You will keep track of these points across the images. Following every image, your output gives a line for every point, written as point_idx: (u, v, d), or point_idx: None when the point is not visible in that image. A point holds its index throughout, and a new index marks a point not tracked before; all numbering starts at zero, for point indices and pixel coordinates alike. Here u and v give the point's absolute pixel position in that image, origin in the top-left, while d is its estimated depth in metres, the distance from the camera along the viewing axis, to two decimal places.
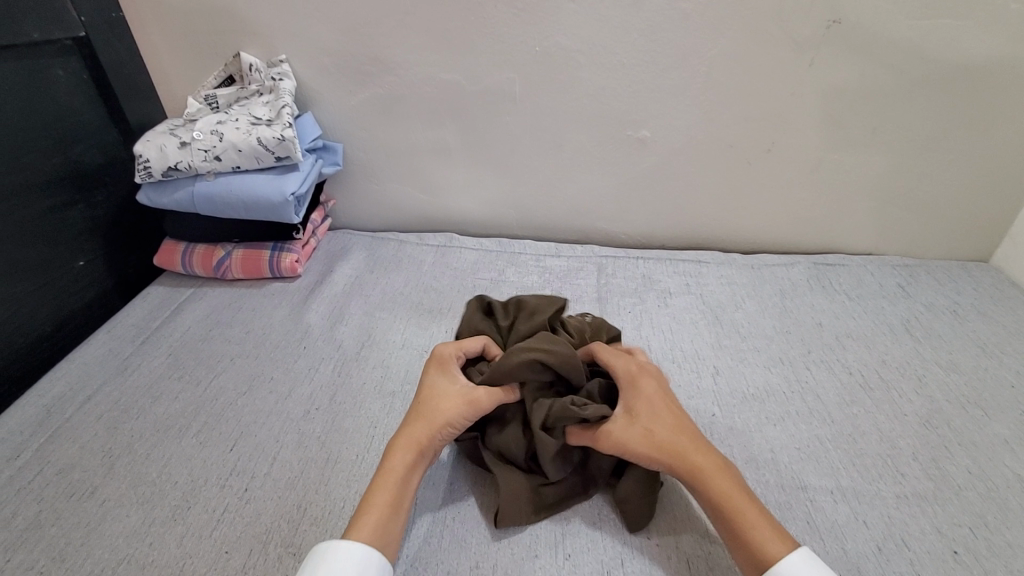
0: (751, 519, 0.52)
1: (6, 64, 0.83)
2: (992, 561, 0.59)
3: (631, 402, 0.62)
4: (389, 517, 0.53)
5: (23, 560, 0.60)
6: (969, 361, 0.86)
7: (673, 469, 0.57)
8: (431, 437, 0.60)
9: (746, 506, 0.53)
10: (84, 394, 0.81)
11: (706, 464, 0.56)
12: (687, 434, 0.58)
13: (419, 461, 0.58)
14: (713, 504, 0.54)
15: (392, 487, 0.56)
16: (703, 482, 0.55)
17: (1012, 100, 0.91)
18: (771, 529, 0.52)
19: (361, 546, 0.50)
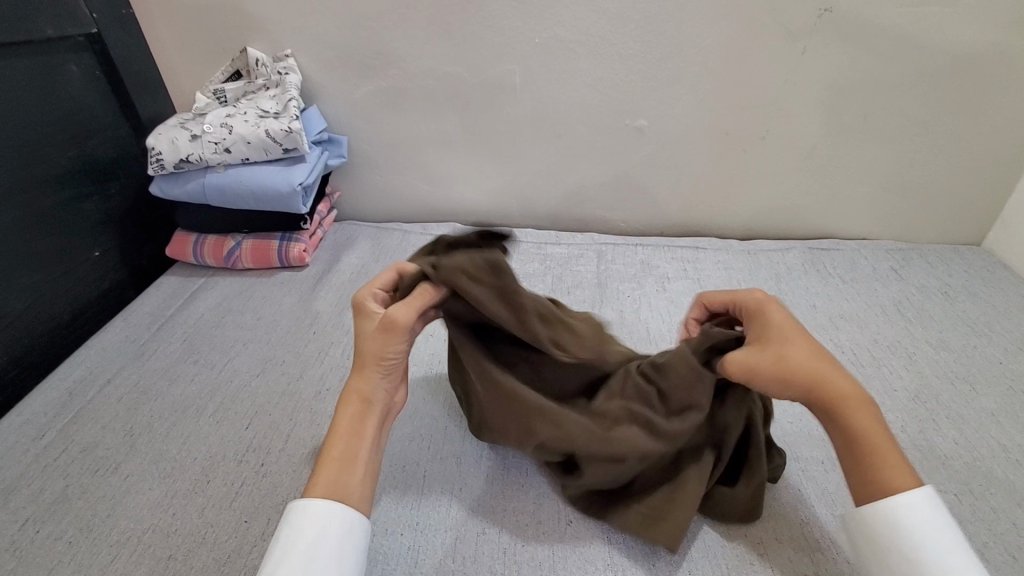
0: (886, 456, 0.48)
1: (21, 60, 0.86)
2: (976, 525, 0.62)
3: (760, 331, 0.52)
4: (338, 471, 0.51)
5: (53, 530, 0.63)
6: (959, 339, 0.88)
7: (806, 400, 0.51)
8: (373, 386, 0.55)
9: (885, 443, 0.49)
10: (104, 378, 0.84)
11: (848, 398, 0.49)
12: (827, 361, 0.50)
13: (367, 412, 0.55)
14: (846, 442, 0.50)
15: (345, 444, 0.53)
16: (842, 417, 0.49)
17: (1000, 85, 0.94)
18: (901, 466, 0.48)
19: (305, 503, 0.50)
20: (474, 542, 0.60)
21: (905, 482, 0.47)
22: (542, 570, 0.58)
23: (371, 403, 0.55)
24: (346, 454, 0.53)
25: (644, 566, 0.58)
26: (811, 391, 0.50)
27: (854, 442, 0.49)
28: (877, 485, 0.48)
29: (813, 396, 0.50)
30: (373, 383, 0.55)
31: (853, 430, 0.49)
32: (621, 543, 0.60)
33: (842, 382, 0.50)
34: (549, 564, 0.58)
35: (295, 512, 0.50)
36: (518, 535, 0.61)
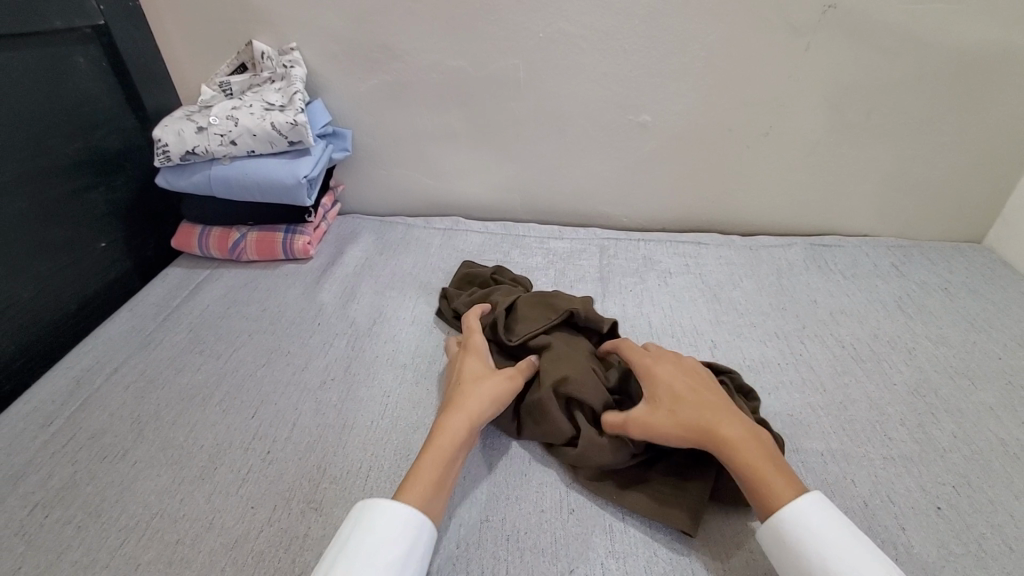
0: (774, 484, 0.54)
1: (28, 50, 0.86)
2: (974, 516, 0.63)
3: (652, 389, 0.64)
4: (433, 477, 0.56)
5: (62, 515, 0.64)
6: (958, 335, 0.89)
7: (700, 444, 0.59)
8: (480, 405, 0.64)
9: (771, 471, 0.55)
10: (111, 367, 0.85)
11: (730, 436, 0.57)
12: (709, 408, 0.60)
13: (468, 429, 0.61)
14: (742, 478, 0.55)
15: (444, 453, 0.58)
16: (730, 453, 0.56)
17: (1001, 82, 0.94)
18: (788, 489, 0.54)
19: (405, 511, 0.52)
20: (477, 528, 0.61)
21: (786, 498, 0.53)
22: (544, 556, 0.58)
23: (476, 422, 0.62)
24: (438, 467, 0.57)
25: (645, 553, 0.59)
26: (697, 431, 0.58)
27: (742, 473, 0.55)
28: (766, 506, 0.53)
29: (696, 437, 0.58)
30: (481, 404, 0.63)
31: (736, 464, 0.56)
32: (622, 531, 0.61)
33: (724, 421, 0.58)
34: (552, 551, 0.59)
35: (372, 517, 0.52)
36: (521, 522, 0.62)
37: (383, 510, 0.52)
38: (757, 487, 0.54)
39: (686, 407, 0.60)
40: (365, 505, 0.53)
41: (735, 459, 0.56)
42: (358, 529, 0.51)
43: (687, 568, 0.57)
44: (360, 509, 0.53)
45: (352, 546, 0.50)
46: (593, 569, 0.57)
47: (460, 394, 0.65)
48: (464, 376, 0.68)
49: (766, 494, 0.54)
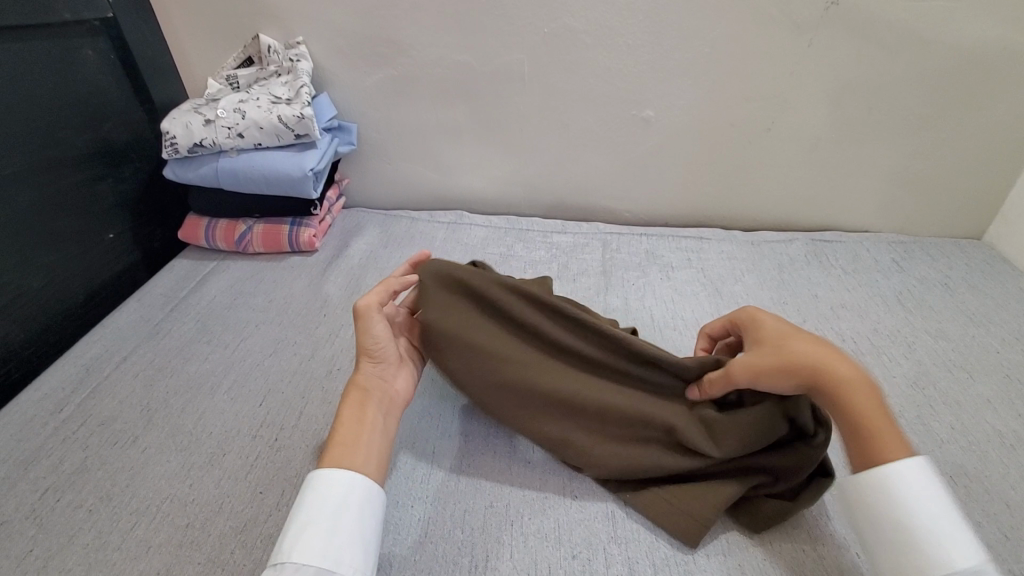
0: (882, 433, 0.52)
1: (38, 43, 0.87)
2: (970, 505, 0.64)
3: (757, 335, 0.61)
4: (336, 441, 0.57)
5: (74, 499, 0.65)
6: (957, 329, 0.90)
7: (812, 386, 0.55)
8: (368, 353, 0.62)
9: (885, 426, 0.53)
10: (120, 356, 0.86)
11: (849, 379, 0.54)
12: (828, 349, 0.56)
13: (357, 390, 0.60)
14: (851, 425, 0.53)
15: (351, 415, 0.59)
16: (844, 397, 0.53)
17: (1003, 80, 0.95)
18: (896, 439, 0.52)
19: (328, 478, 0.53)
20: (482, 514, 0.62)
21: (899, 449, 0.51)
22: (548, 540, 0.60)
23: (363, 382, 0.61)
24: (349, 431, 0.58)
25: (646, 539, 0.60)
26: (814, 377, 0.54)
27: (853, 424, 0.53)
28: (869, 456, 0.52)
29: (811, 377, 0.55)
30: (367, 366, 0.62)
31: (847, 407, 0.53)
32: (624, 517, 0.62)
33: (842, 363, 0.55)
34: (555, 535, 0.60)
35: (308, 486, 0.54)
36: (524, 508, 0.63)
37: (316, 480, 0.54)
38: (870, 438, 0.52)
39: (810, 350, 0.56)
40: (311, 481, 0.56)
41: (851, 402, 0.53)
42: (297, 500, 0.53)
43: (688, 554, 0.58)
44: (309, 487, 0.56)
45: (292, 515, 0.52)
46: (596, 554, 0.58)
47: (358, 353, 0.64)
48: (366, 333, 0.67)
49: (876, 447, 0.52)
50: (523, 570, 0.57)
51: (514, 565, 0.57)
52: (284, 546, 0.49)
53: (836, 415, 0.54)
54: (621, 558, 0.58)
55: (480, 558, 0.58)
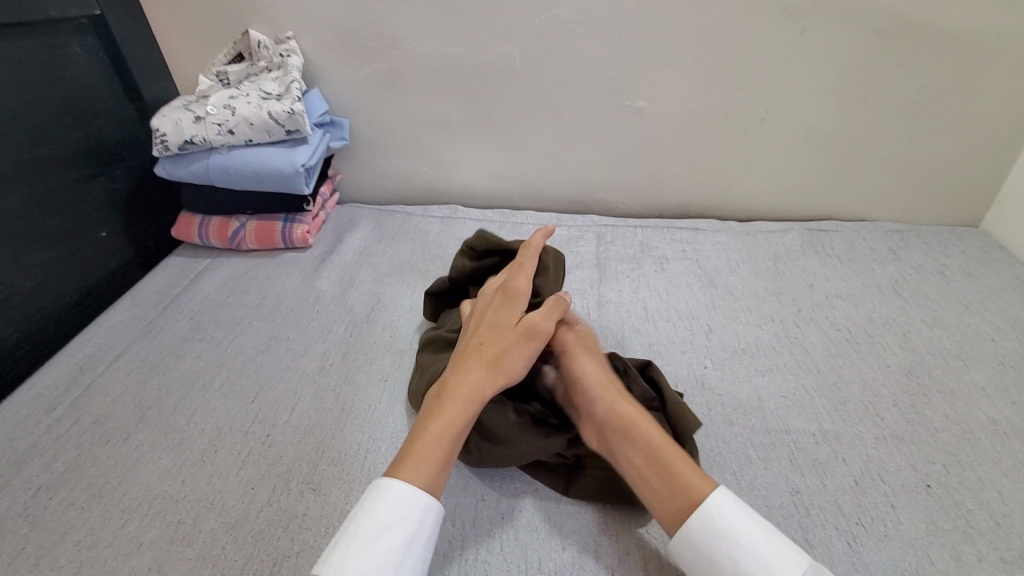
0: (675, 465, 0.54)
1: (25, 41, 0.87)
2: (964, 493, 0.64)
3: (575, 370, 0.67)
4: (444, 454, 0.55)
5: (66, 496, 0.66)
6: (953, 318, 0.89)
7: (609, 417, 0.60)
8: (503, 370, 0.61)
9: (681, 459, 0.55)
10: (113, 354, 0.86)
11: (637, 416, 0.59)
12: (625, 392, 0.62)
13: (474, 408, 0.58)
14: (642, 454, 0.56)
15: (455, 430, 0.57)
16: (637, 430, 0.58)
17: (999, 65, 0.94)
18: (692, 469, 0.54)
19: (405, 503, 0.51)
20: (473, 507, 0.62)
21: (691, 476, 0.53)
22: (538, 533, 0.60)
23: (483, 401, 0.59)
24: (448, 446, 0.56)
25: (635, 531, 0.60)
26: (613, 404, 0.60)
27: (649, 450, 0.56)
28: (662, 481, 0.54)
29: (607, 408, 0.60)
30: (496, 381, 0.60)
31: (640, 438, 0.57)
32: (615, 509, 0.62)
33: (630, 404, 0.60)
34: (544, 528, 0.60)
35: (415, 515, 0.51)
36: (515, 501, 0.63)
37: (381, 496, 0.51)
38: (664, 465, 0.55)
39: (606, 378, 0.64)
40: (400, 491, 0.51)
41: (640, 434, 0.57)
42: (399, 527, 0.50)
43: None
44: (386, 498, 0.51)
45: (396, 548, 0.49)
46: (586, 546, 0.58)
47: (479, 354, 0.62)
48: (499, 332, 0.64)
49: (671, 474, 0.54)
50: (513, 564, 0.57)
51: (504, 558, 0.57)
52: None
53: (627, 446, 0.58)
54: (611, 550, 0.58)
55: (470, 551, 0.58)
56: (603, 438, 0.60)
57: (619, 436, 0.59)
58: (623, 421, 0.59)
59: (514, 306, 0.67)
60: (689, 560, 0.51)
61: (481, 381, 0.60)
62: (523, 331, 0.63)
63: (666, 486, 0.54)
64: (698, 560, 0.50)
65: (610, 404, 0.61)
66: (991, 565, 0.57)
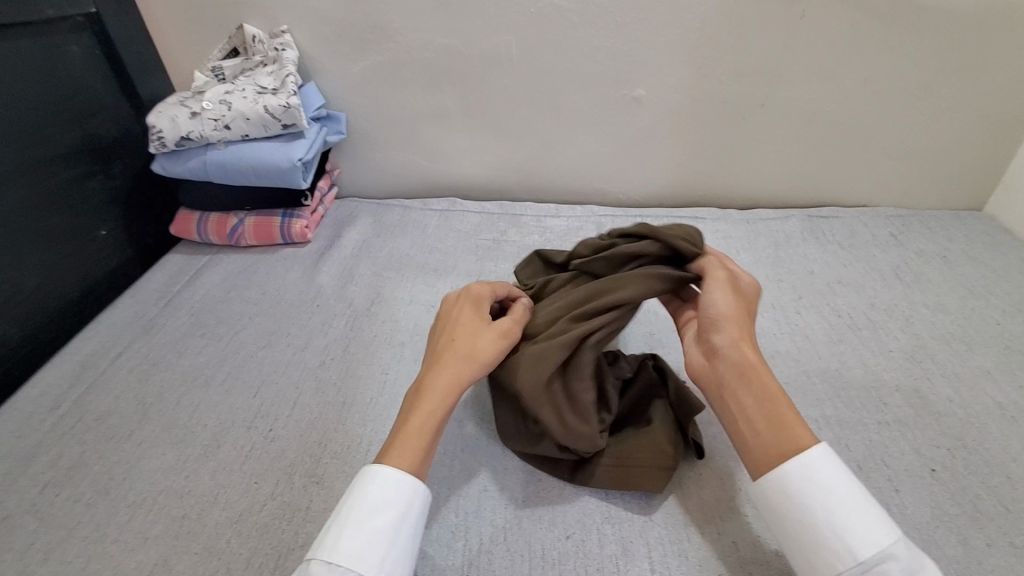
0: (787, 417, 0.52)
1: (22, 40, 0.87)
2: (968, 477, 0.63)
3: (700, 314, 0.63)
4: (424, 444, 0.53)
5: (71, 493, 0.66)
6: (957, 302, 0.89)
7: (735, 355, 0.56)
8: (479, 359, 0.58)
9: (792, 413, 0.53)
10: (115, 351, 0.86)
11: (764, 365, 0.55)
12: (755, 338, 0.58)
13: (452, 399, 0.56)
14: (758, 398, 0.53)
15: (432, 419, 0.55)
16: (757, 375, 0.54)
17: (1004, 44, 0.93)
18: (799, 424, 0.52)
19: (394, 488, 0.51)
20: (477, 498, 0.62)
21: (800, 429, 0.51)
22: (542, 522, 0.60)
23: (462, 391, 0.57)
24: (425, 434, 0.54)
25: (640, 518, 0.60)
26: (740, 344, 0.57)
27: (765, 396, 0.53)
28: (766, 425, 0.52)
29: (735, 347, 0.56)
30: (469, 370, 0.57)
31: (761, 382, 0.54)
32: (619, 498, 0.62)
33: (757, 350, 0.57)
34: (549, 517, 0.60)
35: (405, 497, 0.51)
36: (518, 491, 0.63)
37: (369, 477, 0.51)
38: (776, 415, 0.52)
39: (739, 321, 0.59)
40: (389, 476, 0.51)
41: (763, 378, 0.54)
42: (389, 508, 0.50)
43: (683, 531, 0.58)
44: (375, 481, 0.51)
45: (386, 529, 0.49)
46: (590, 535, 0.58)
47: (453, 348, 0.59)
48: (467, 326, 0.61)
49: (783, 424, 0.52)
50: (517, 552, 0.57)
51: (509, 547, 0.57)
52: (388, 566, 0.48)
53: (738, 386, 0.55)
54: (616, 539, 0.58)
55: (474, 542, 0.58)
56: (712, 370, 0.58)
57: (733, 374, 0.55)
58: (742, 367, 0.55)
59: (479, 306, 0.63)
60: (776, 505, 0.50)
61: (456, 370, 0.57)
62: (499, 333, 0.60)
63: (771, 431, 0.52)
64: (787, 505, 0.49)
65: (737, 342, 0.57)
66: (998, 549, 0.57)
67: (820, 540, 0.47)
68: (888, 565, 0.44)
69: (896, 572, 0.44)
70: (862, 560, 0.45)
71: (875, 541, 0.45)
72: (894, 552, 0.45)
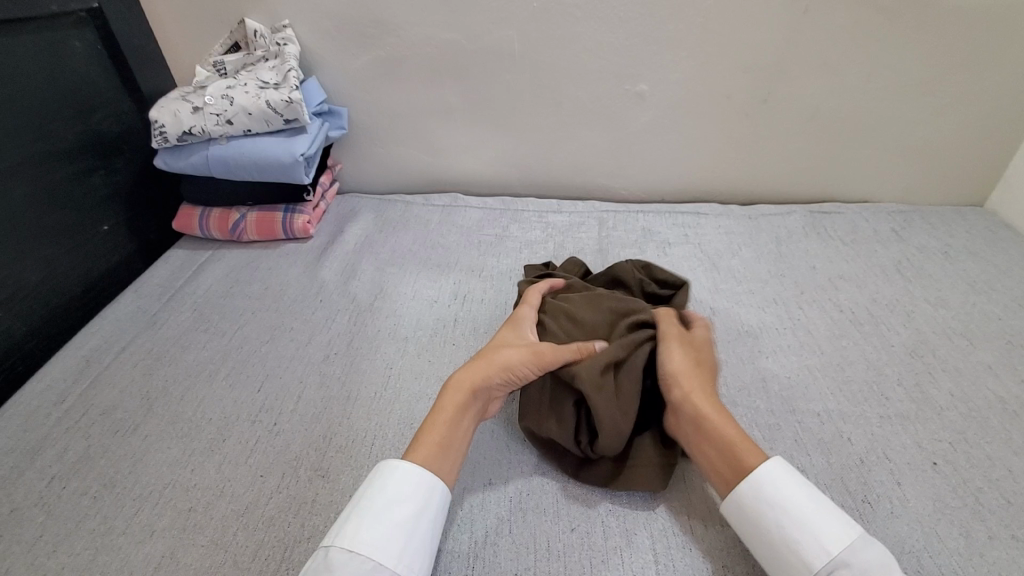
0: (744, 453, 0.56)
1: (24, 34, 0.87)
2: (970, 471, 0.64)
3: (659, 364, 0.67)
4: (434, 436, 0.57)
5: (77, 487, 0.66)
6: (958, 297, 0.89)
7: (687, 411, 0.60)
8: (506, 364, 0.62)
9: (746, 445, 0.56)
10: (119, 346, 0.86)
11: (714, 411, 0.59)
12: (705, 384, 0.62)
13: (464, 397, 0.60)
14: (715, 447, 0.57)
15: (447, 415, 0.58)
16: (709, 425, 0.58)
17: (1008, 39, 0.93)
18: (755, 450, 0.56)
19: (411, 481, 0.53)
20: (482, 491, 0.63)
21: (752, 460, 0.55)
22: (547, 515, 0.60)
23: (476, 391, 0.60)
24: (439, 428, 0.57)
25: (645, 511, 0.60)
26: (691, 394, 0.61)
27: (720, 442, 0.57)
28: (732, 475, 0.55)
29: (685, 402, 0.60)
30: (483, 372, 0.61)
31: (714, 431, 0.58)
32: (623, 491, 0.62)
33: (704, 398, 0.60)
34: (554, 510, 0.61)
35: (422, 491, 0.53)
36: (523, 485, 0.63)
37: (386, 473, 0.54)
38: (732, 455, 0.56)
39: (688, 369, 0.63)
40: (406, 471, 0.53)
41: (713, 426, 0.58)
42: (406, 501, 0.52)
43: (686, 524, 0.59)
44: (393, 476, 0.53)
45: (404, 520, 0.51)
46: (594, 527, 0.59)
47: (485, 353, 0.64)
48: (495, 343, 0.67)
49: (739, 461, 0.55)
50: (522, 545, 0.57)
51: (514, 540, 0.58)
52: (406, 557, 0.50)
53: (698, 438, 0.59)
54: (620, 531, 0.58)
55: (480, 534, 0.58)
56: (676, 426, 0.61)
57: (692, 430, 0.59)
58: (697, 420, 0.59)
59: (514, 328, 0.70)
60: (738, 523, 0.54)
61: (471, 372, 0.62)
62: (529, 350, 0.63)
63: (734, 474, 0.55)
64: (747, 524, 0.53)
65: (687, 394, 0.61)
66: (999, 541, 0.57)
67: (780, 554, 0.51)
68: (842, 572, 0.48)
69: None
70: (818, 569, 0.48)
71: (827, 548, 0.49)
72: (846, 558, 0.48)
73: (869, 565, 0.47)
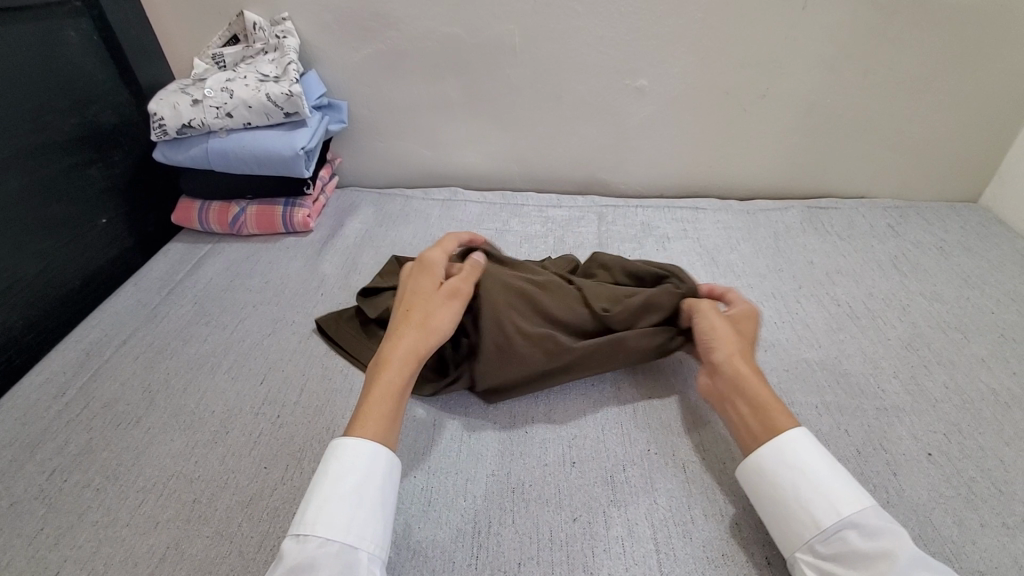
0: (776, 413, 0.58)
1: (21, 25, 0.86)
2: (964, 461, 0.65)
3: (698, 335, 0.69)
4: (389, 407, 0.57)
5: (80, 479, 0.66)
6: (953, 291, 0.90)
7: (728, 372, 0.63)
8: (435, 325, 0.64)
9: (779, 407, 0.58)
10: (119, 339, 0.86)
11: (754, 374, 0.62)
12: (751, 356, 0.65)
13: (412, 366, 0.61)
14: (751, 405, 0.59)
15: (391, 383, 0.59)
16: (747, 386, 0.61)
17: (1002, 38, 0.94)
18: (788, 414, 0.58)
19: (364, 452, 0.54)
20: (484, 482, 0.63)
21: (786, 424, 0.57)
22: (550, 506, 0.61)
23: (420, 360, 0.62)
24: (384, 397, 0.58)
25: (646, 500, 0.61)
26: (734, 358, 0.63)
27: (755, 401, 0.59)
28: (765, 432, 0.57)
29: (730, 364, 0.63)
30: (425, 339, 0.63)
31: (753, 391, 0.60)
32: (624, 481, 0.63)
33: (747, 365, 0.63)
34: (556, 500, 0.61)
35: (365, 463, 0.53)
36: (524, 475, 0.64)
37: (329, 454, 0.54)
38: (766, 414, 0.58)
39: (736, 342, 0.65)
40: (347, 446, 0.54)
41: (753, 387, 0.60)
42: (349, 475, 0.52)
43: (687, 514, 0.60)
44: (336, 455, 0.54)
45: (349, 493, 0.51)
46: (596, 517, 0.59)
47: (408, 318, 0.64)
48: (420, 297, 0.67)
49: (771, 420, 0.58)
50: (525, 534, 0.58)
51: (517, 529, 0.58)
52: (357, 528, 0.50)
53: (736, 396, 0.61)
54: (621, 520, 0.59)
55: (483, 524, 0.59)
56: (713, 384, 0.64)
57: (731, 386, 0.62)
58: (736, 379, 0.61)
59: (433, 273, 0.70)
60: (753, 482, 0.56)
61: (415, 340, 0.62)
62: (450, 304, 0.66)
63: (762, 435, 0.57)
64: (762, 483, 0.55)
65: (730, 357, 0.64)
66: (993, 530, 0.58)
67: (789, 512, 0.53)
68: (847, 532, 0.50)
69: (855, 537, 0.49)
70: (824, 527, 0.50)
71: (839, 509, 0.51)
72: (855, 520, 0.50)
73: (875, 529, 0.49)
